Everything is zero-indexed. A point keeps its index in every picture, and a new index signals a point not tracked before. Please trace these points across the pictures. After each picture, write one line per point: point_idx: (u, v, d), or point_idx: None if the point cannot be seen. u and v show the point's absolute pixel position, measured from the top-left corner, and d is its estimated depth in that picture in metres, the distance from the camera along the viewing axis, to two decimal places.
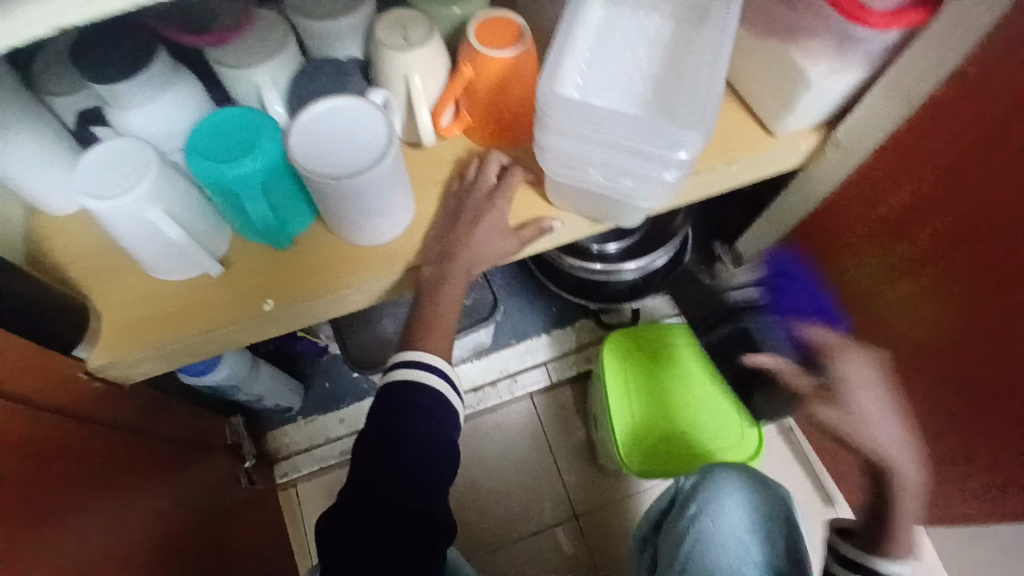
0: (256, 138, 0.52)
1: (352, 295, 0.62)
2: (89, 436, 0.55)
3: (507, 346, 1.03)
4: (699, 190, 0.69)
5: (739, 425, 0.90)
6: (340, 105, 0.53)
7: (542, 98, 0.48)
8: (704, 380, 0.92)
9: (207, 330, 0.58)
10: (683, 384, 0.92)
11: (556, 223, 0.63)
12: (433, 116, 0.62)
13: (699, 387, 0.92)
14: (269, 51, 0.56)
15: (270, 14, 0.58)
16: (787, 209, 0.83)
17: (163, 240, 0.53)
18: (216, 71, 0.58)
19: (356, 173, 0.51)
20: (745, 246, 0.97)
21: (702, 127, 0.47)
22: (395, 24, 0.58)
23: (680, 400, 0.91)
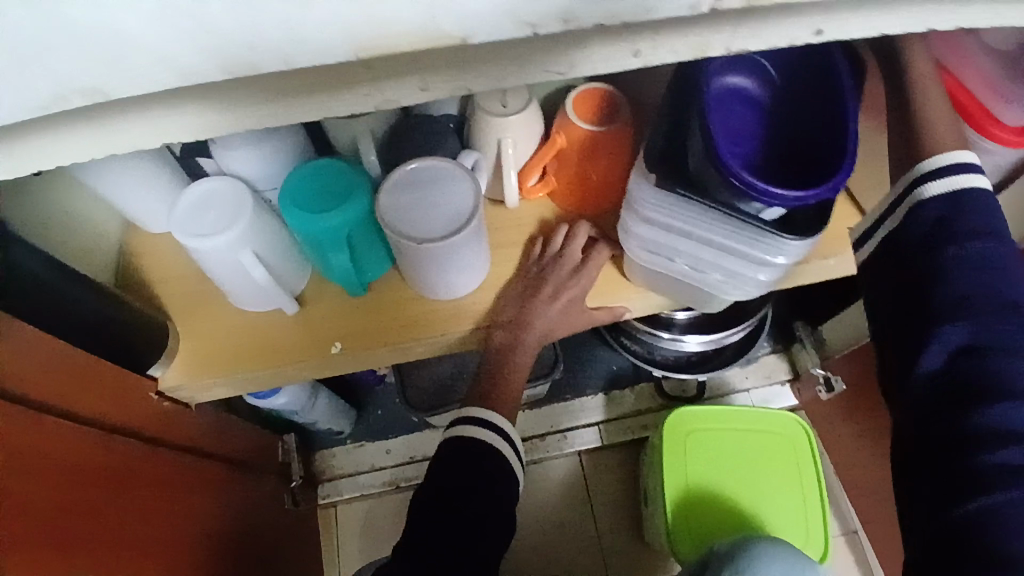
0: (351, 194, 0.54)
1: (417, 348, 0.61)
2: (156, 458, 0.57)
3: (561, 401, 1.01)
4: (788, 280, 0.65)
5: (806, 525, 0.83)
6: (433, 168, 0.54)
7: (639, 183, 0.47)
8: (768, 470, 0.86)
9: (277, 365, 0.60)
10: (744, 471, 0.86)
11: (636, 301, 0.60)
12: (519, 178, 0.62)
13: (763, 475, 0.86)
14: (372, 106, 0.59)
15: None
16: None
17: (247, 278, 0.55)
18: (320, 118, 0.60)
19: (441, 238, 0.51)
20: (831, 334, 0.92)
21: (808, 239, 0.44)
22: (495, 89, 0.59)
23: (740, 487, 0.85)
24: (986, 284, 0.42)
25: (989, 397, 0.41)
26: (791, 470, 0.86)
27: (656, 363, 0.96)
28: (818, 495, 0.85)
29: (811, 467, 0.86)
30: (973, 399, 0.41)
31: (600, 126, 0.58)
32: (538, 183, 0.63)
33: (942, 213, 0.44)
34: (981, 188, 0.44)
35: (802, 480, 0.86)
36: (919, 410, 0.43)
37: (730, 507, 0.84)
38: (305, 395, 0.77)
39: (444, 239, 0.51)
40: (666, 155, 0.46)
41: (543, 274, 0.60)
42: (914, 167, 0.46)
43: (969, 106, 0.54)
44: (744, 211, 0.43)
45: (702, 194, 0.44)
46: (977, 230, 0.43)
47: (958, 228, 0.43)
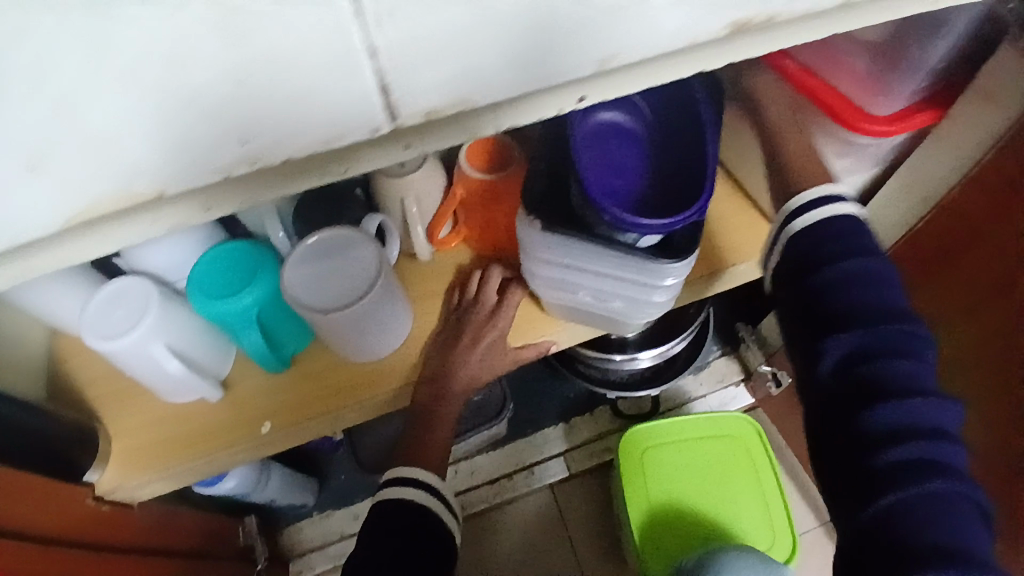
0: (256, 274, 0.55)
1: (352, 414, 0.61)
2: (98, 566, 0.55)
3: (524, 436, 1.01)
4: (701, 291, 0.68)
5: (770, 521, 0.85)
6: (335, 238, 0.55)
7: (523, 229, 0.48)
8: (726, 473, 0.87)
9: (211, 452, 0.59)
10: (702, 478, 0.87)
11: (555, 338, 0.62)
12: (429, 234, 0.63)
13: (724, 481, 0.87)
14: None
15: None
16: None
17: (166, 371, 0.55)
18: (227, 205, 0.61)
19: (346, 307, 0.53)
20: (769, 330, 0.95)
21: (687, 259, 0.46)
22: None
23: (702, 495, 0.86)
24: (863, 293, 0.47)
25: (883, 395, 0.45)
26: (749, 473, 0.87)
27: (611, 385, 0.97)
28: (779, 493, 0.86)
29: (768, 466, 0.88)
30: (865, 399, 0.46)
31: (493, 173, 0.60)
32: (450, 234, 0.64)
33: (813, 241, 0.51)
34: (846, 214, 0.51)
35: (761, 480, 0.87)
36: (826, 417, 0.48)
37: (694, 515, 0.85)
38: (255, 475, 0.76)
39: (352, 305, 0.53)
40: (543, 197, 0.48)
41: (464, 322, 0.61)
42: (785, 203, 0.53)
43: (835, 106, 0.57)
44: (620, 242, 0.45)
45: (583, 232, 0.46)
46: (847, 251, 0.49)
47: (830, 250, 0.49)
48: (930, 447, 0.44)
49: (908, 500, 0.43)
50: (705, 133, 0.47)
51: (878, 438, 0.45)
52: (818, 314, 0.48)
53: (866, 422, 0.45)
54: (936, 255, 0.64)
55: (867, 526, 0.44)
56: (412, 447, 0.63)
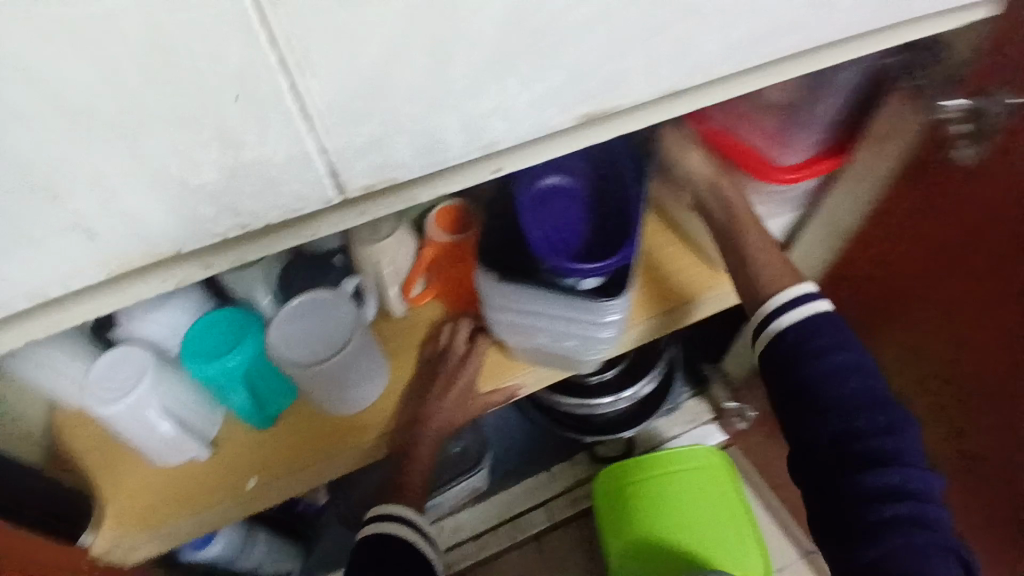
0: (240, 338, 0.61)
1: (332, 468, 0.65)
2: None
3: (508, 487, 1.06)
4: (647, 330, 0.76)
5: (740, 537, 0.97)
6: (311, 301, 0.62)
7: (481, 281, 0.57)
8: (704, 499, 0.97)
9: (200, 508, 0.63)
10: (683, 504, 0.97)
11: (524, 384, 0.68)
12: (403, 292, 0.70)
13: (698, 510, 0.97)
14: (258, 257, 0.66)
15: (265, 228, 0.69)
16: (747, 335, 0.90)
17: (158, 432, 0.59)
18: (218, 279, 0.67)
19: (324, 364, 0.59)
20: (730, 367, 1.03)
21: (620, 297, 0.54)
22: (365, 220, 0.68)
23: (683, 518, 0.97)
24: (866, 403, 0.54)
25: (872, 464, 0.53)
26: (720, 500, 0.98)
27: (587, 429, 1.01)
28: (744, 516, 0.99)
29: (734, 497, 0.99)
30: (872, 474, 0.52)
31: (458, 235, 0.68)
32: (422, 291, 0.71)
33: (805, 336, 0.58)
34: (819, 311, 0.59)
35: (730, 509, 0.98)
36: (831, 474, 0.54)
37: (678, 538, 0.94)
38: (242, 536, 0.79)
39: (327, 362, 0.59)
40: (495, 253, 0.58)
41: (438, 371, 0.67)
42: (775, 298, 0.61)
43: (747, 161, 0.68)
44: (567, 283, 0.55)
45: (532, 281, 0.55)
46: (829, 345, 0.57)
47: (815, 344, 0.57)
48: (920, 508, 0.52)
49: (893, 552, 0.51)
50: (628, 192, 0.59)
51: (878, 498, 0.52)
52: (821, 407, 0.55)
53: (860, 486, 0.52)
54: (908, 249, 0.67)
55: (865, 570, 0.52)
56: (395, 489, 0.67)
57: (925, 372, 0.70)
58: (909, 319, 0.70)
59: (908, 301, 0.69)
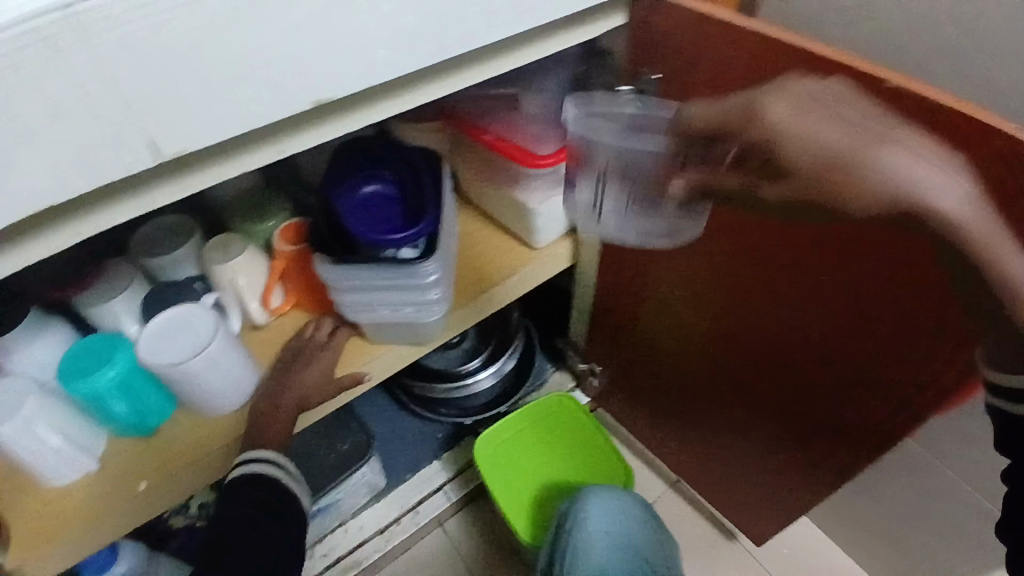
0: (114, 351, 0.63)
1: (220, 457, 0.68)
2: None
3: (402, 481, 1.05)
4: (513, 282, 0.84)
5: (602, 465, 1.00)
6: (169, 317, 0.65)
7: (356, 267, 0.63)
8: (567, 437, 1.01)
9: (90, 523, 0.62)
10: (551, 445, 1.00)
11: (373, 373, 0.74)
12: (263, 303, 0.73)
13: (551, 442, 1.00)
14: (122, 285, 0.68)
15: (123, 265, 0.70)
16: (582, 298, 1.00)
17: (42, 450, 0.60)
18: (84, 313, 0.67)
19: (188, 357, 0.63)
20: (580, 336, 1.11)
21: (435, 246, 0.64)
22: (217, 245, 0.72)
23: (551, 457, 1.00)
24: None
25: None
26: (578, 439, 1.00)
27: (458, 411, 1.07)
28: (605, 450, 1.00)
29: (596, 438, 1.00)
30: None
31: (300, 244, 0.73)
32: (282, 301, 0.76)
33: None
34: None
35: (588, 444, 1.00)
36: None
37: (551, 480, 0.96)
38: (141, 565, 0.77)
39: (190, 357, 0.62)
40: (326, 238, 0.64)
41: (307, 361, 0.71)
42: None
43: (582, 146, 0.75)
44: (385, 255, 0.62)
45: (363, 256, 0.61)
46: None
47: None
48: None
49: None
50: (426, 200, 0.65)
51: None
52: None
53: None
54: None
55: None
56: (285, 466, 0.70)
57: (714, 307, 0.74)
58: (709, 267, 0.70)
59: (719, 251, 0.67)
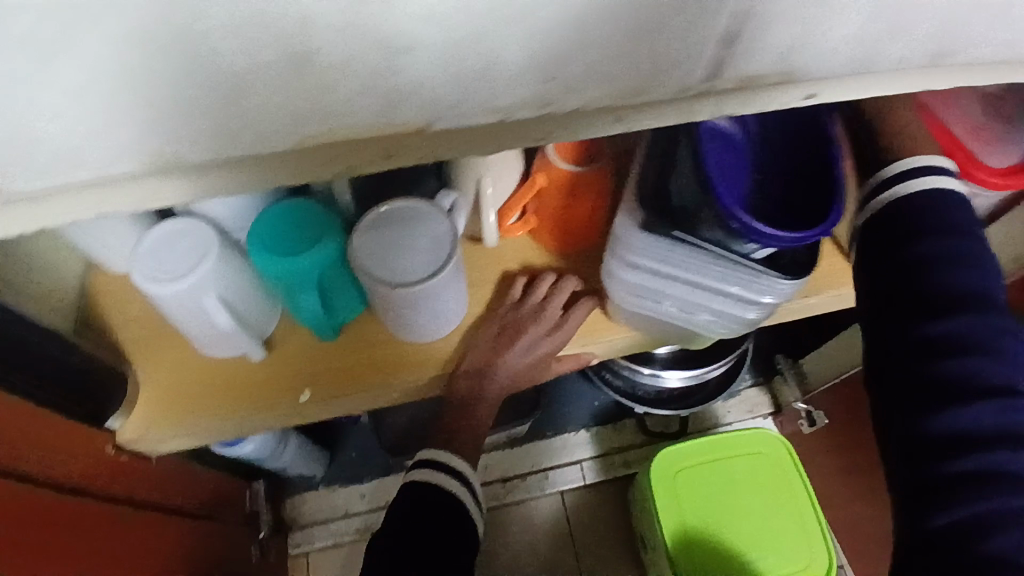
0: (319, 231, 0.48)
1: (393, 396, 0.55)
2: (111, 515, 0.50)
3: (543, 437, 0.92)
4: (807, 305, 0.60)
5: (805, 544, 0.73)
6: (403, 208, 0.49)
7: (673, 244, 0.42)
8: (764, 491, 0.76)
9: (244, 415, 0.53)
10: (742, 495, 0.76)
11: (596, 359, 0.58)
12: (497, 219, 0.56)
13: (751, 501, 0.75)
14: None
15: None
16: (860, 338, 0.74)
17: (211, 324, 0.49)
18: None
19: (413, 280, 0.47)
20: (812, 367, 0.87)
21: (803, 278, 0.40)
22: None
23: (738, 510, 0.75)
24: (953, 278, 0.38)
25: None
26: (789, 513, 0.75)
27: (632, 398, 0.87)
28: (823, 543, 0.73)
29: (814, 522, 0.74)
30: (925, 313, 0.38)
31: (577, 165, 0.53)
32: (518, 222, 0.57)
33: (894, 216, 0.42)
34: (948, 191, 0.42)
35: (803, 525, 0.74)
36: None
37: (729, 538, 0.73)
38: (275, 441, 0.70)
39: (421, 280, 0.47)
40: (655, 189, 0.42)
41: (518, 319, 0.55)
42: (876, 172, 0.44)
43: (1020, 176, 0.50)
44: (733, 247, 0.39)
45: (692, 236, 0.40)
46: (922, 210, 0.41)
47: (917, 226, 0.40)
48: None
49: (1004, 514, 0.34)
50: (836, 171, 0.39)
51: (957, 388, 0.36)
52: (913, 284, 0.39)
53: None
54: None
55: (925, 538, 0.36)
56: (455, 428, 0.57)
57: None
58: None
59: None
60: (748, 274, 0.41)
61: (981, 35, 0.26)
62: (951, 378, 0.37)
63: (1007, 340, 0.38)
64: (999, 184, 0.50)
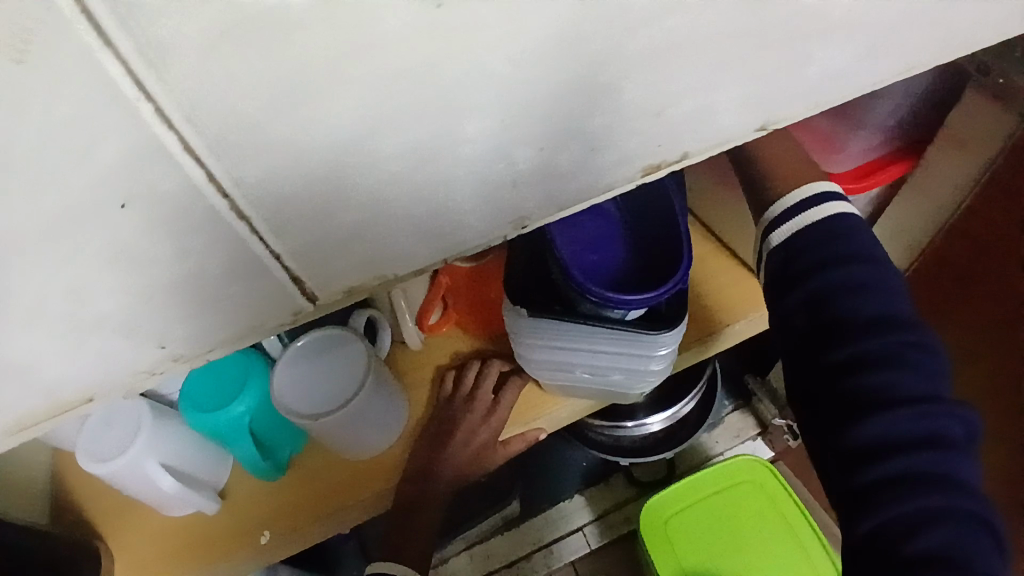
0: (246, 379, 0.52)
1: (350, 517, 0.56)
2: None
3: (539, 511, 0.91)
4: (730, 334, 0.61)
5: (809, 563, 0.72)
6: (317, 338, 0.53)
7: (557, 322, 0.44)
8: (757, 518, 0.75)
9: (211, 568, 0.54)
10: (736, 528, 0.74)
11: (542, 433, 0.59)
12: (418, 323, 0.59)
13: (749, 533, 0.74)
14: None
15: None
16: None
17: (160, 490, 0.51)
18: None
19: (337, 406, 0.50)
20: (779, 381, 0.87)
21: (678, 325, 0.43)
22: None
23: (736, 544, 0.73)
24: (861, 305, 0.41)
25: None
26: (787, 534, 0.73)
27: (616, 450, 0.87)
28: (827, 559, 0.72)
29: (813, 538, 0.73)
30: (836, 341, 0.41)
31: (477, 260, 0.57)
32: (440, 319, 0.61)
33: (794, 249, 0.44)
34: (848, 219, 0.44)
35: (804, 546, 0.73)
36: None
37: None
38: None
39: (342, 405, 0.49)
40: (528, 277, 0.45)
41: (455, 414, 0.57)
42: (767, 210, 0.47)
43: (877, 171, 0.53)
44: (608, 316, 0.42)
45: (570, 315, 0.43)
46: (821, 241, 0.43)
47: (818, 262, 0.43)
48: None
49: (919, 515, 0.37)
50: (678, 225, 0.43)
51: (873, 406, 0.39)
52: (822, 315, 0.42)
53: None
54: None
55: (863, 542, 0.39)
56: (419, 532, 0.58)
57: None
58: None
59: None
60: (631, 334, 0.44)
61: (720, 120, 0.31)
62: (869, 394, 0.39)
63: (920, 356, 0.40)
64: (862, 187, 0.53)
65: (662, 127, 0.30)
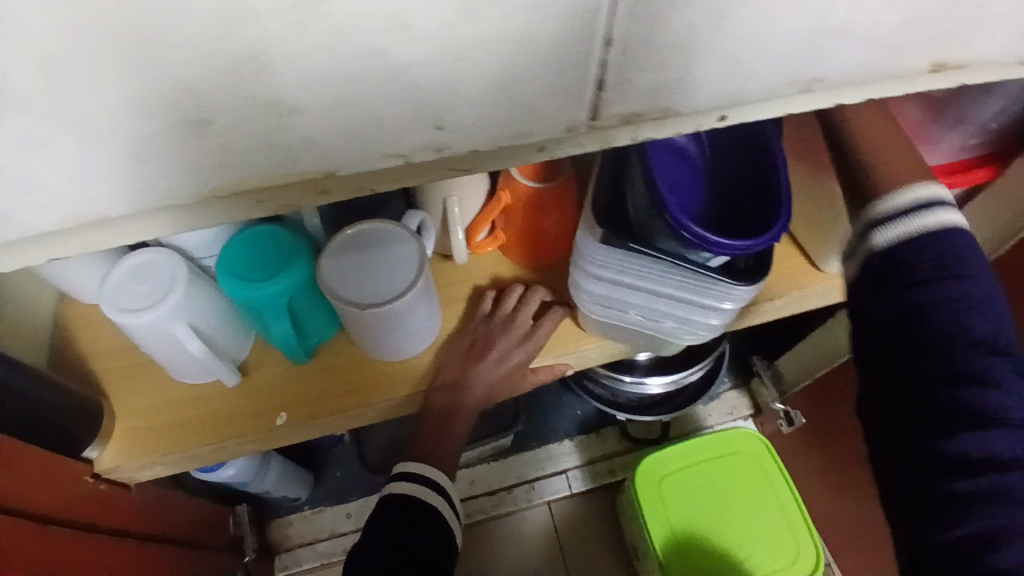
0: (288, 257, 0.49)
1: (368, 415, 0.55)
2: (92, 546, 0.50)
3: (527, 449, 0.92)
4: (773, 308, 0.60)
5: (790, 539, 0.74)
6: (369, 232, 0.50)
7: (630, 256, 0.43)
8: (748, 490, 0.77)
9: (221, 441, 0.53)
10: (726, 496, 0.77)
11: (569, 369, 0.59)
12: (466, 237, 0.57)
13: (736, 502, 0.76)
14: None
15: None
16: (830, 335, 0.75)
17: (183, 353, 0.50)
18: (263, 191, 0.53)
19: (381, 302, 0.48)
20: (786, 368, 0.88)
21: (754, 282, 0.42)
22: None
23: (722, 510, 0.76)
24: (970, 319, 0.36)
25: None
26: (774, 509, 0.76)
27: (614, 404, 0.88)
28: (809, 536, 0.74)
29: (797, 515, 0.75)
30: (941, 352, 0.36)
31: (542, 183, 0.54)
32: (487, 238, 0.58)
33: (903, 253, 0.38)
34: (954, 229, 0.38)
35: (789, 522, 0.75)
36: None
37: (716, 539, 0.74)
38: (254, 465, 0.70)
39: (386, 303, 0.48)
40: (610, 204, 0.43)
41: (489, 332, 0.56)
42: (875, 203, 0.40)
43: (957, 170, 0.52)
44: (690, 259, 0.41)
45: (649, 251, 0.42)
46: (938, 251, 0.38)
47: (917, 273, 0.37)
48: None
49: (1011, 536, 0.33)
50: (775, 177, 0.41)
51: (979, 420, 0.35)
52: (914, 329, 0.37)
53: None
54: None
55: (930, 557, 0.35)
56: (429, 443, 0.57)
57: None
58: None
59: None
60: (706, 282, 0.43)
61: (864, 66, 0.29)
62: (970, 411, 0.35)
63: None
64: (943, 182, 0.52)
65: (817, 56, 0.27)
